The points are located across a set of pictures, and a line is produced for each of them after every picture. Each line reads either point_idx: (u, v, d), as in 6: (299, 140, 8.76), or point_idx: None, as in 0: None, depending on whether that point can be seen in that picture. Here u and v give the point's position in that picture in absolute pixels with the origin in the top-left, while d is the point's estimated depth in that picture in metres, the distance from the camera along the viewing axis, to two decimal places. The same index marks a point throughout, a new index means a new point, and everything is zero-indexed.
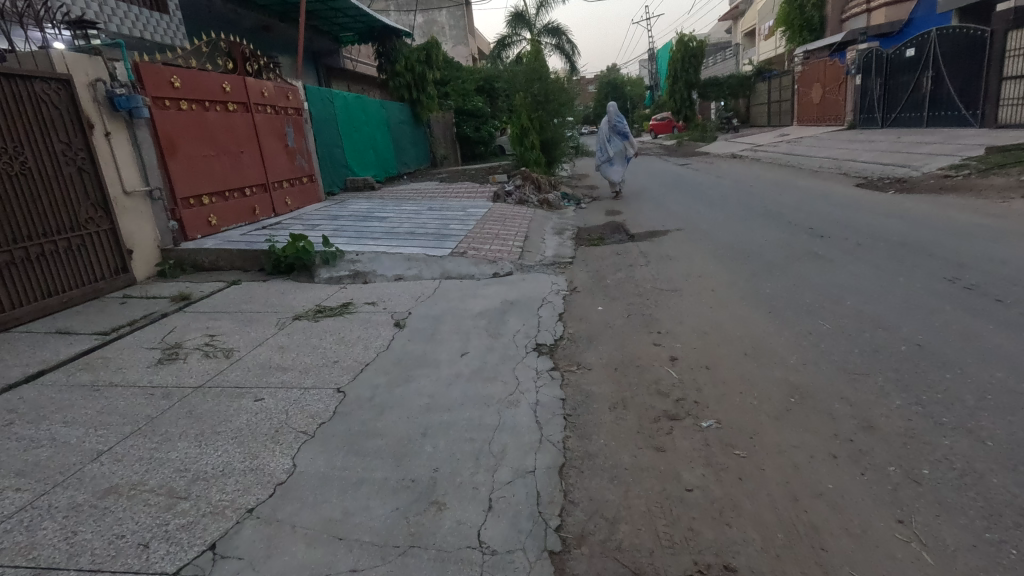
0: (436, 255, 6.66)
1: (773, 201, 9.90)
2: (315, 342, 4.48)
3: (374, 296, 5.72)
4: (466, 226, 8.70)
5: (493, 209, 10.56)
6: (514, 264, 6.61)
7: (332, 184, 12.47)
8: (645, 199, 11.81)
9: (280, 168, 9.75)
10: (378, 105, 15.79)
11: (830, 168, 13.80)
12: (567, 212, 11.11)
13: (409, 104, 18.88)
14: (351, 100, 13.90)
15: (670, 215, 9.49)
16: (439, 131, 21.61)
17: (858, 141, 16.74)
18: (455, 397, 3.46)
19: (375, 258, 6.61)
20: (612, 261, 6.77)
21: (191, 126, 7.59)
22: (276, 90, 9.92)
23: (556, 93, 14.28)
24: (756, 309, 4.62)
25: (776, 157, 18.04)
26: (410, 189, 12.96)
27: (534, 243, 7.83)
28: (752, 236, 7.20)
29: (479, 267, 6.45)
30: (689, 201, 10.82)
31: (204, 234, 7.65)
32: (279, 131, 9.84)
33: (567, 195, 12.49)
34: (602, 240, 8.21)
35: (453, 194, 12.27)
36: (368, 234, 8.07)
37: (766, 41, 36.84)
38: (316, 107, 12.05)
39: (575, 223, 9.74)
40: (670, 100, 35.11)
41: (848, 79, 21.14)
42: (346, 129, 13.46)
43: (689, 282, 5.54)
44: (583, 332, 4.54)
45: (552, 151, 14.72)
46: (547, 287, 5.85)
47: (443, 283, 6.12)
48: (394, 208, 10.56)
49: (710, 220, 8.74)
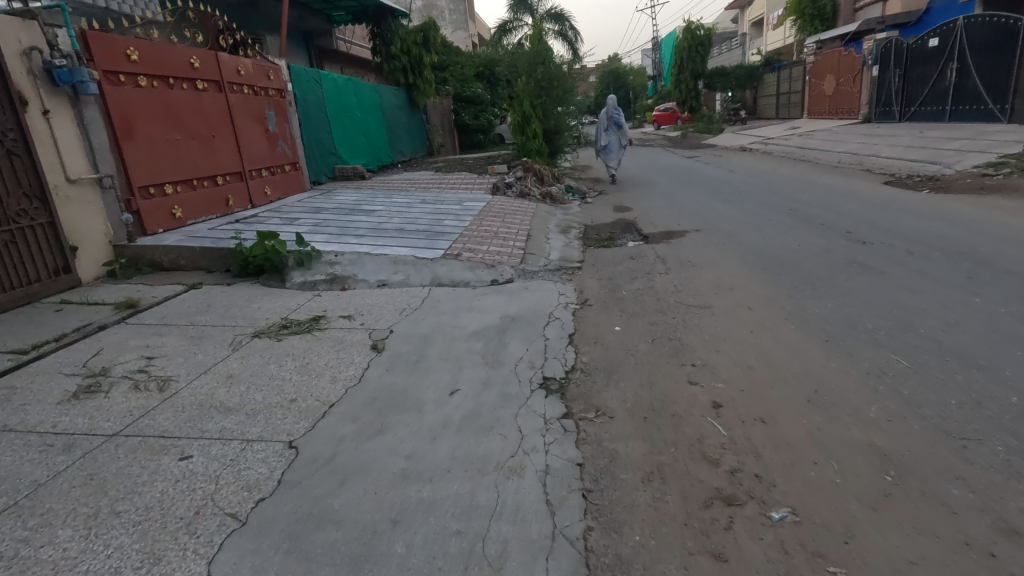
0: (427, 258, 5.84)
1: (798, 198, 9.09)
2: (272, 369, 3.67)
3: (352, 307, 4.90)
4: (462, 223, 7.86)
5: (492, 203, 9.73)
6: (515, 269, 5.79)
7: (319, 173, 11.60)
8: (656, 194, 10.99)
9: (259, 155, 8.88)
10: (371, 89, 14.86)
11: (851, 163, 12.98)
12: (572, 207, 10.27)
13: (405, 89, 17.94)
14: (341, 83, 12.99)
15: (685, 213, 8.68)
16: (436, 118, 20.68)
17: (877, 135, 15.91)
18: (440, 459, 2.67)
19: (356, 260, 5.79)
20: (627, 267, 5.97)
21: (151, 105, 6.70)
22: (255, 69, 9.01)
23: (560, 78, 13.40)
24: (808, 335, 3.83)
25: (790, 150, 17.18)
26: (402, 180, 12.09)
27: (538, 244, 7.01)
28: (782, 241, 6.40)
29: (475, 273, 5.63)
30: (704, 198, 9.99)
31: (166, 228, 6.79)
32: (258, 114, 8.94)
33: (571, 188, 11.65)
34: (613, 240, 7.41)
35: (449, 185, 11.41)
36: (352, 230, 7.23)
37: (775, 31, 35.73)
38: (301, 88, 11.13)
39: (581, 220, 8.92)
40: (675, 90, 34.11)
41: (865, 70, 20.22)
42: (335, 113, 12.55)
43: (720, 296, 4.75)
44: (599, 361, 3.74)
45: (555, 141, 13.87)
46: (554, 299, 5.03)
47: (432, 291, 5.30)
48: (384, 201, 9.69)
49: (731, 219, 7.94)
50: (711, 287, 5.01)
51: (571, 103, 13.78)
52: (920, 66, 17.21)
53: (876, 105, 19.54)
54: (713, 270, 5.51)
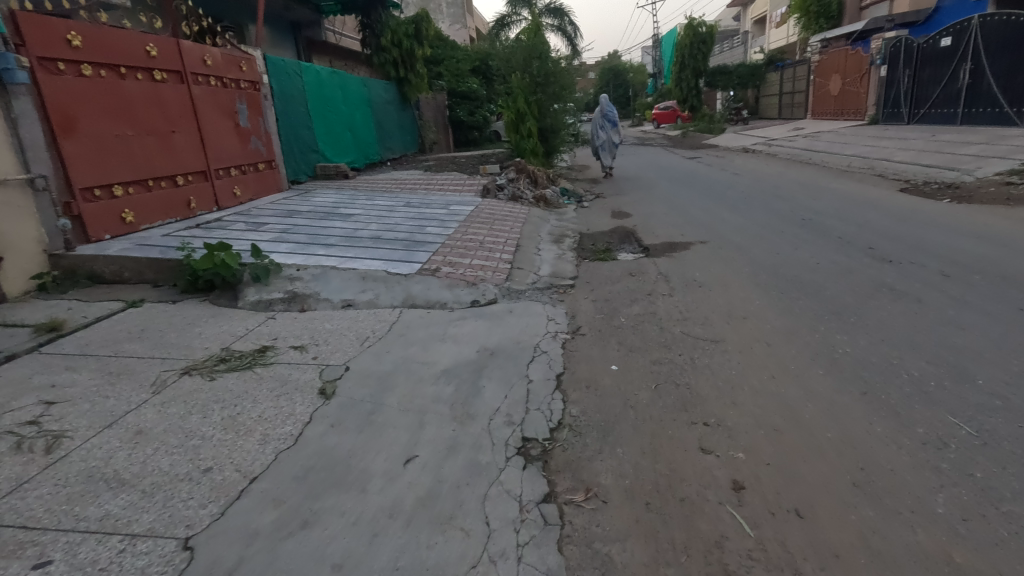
0: (400, 274, 5.19)
1: (809, 206, 8.47)
2: (193, 421, 3.01)
3: (308, 334, 4.23)
4: (446, 230, 7.20)
5: (481, 207, 9.08)
6: (500, 288, 5.14)
7: (298, 171, 10.91)
8: (656, 198, 10.35)
9: (228, 152, 8.21)
10: (358, 83, 14.14)
11: (861, 167, 12.36)
12: (567, 212, 9.61)
13: (396, 83, 17.22)
14: (325, 76, 12.27)
15: (687, 221, 8.04)
16: (429, 114, 19.98)
17: (886, 138, 15.29)
18: (379, 571, 2.03)
19: (320, 276, 5.13)
20: (625, 286, 5.33)
21: (98, 97, 6.01)
22: (224, 58, 8.30)
23: (557, 74, 12.75)
24: (842, 383, 3.21)
25: (795, 152, 16.55)
26: (388, 180, 11.41)
27: (527, 255, 6.35)
28: (797, 257, 5.77)
29: (453, 292, 4.98)
30: (708, 204, 9.35)
31: (114, 234, 6.12)
32: (227, 108, 8.25)
33: (567, 190, 10.99)
34: (610, 252, 6.77)
35: (437, 186, 10.74)
36: (323, 237, 6.56)
37: (778, 29, 35.05)
38: (279, 81, 10.41)
39: (576, 227, 8.27)
40: (676, 88, 33.43)
41: (872, 70, 19.58)
42: (318, 108, 11.85)
43: (733, 327, 4.12)
44: (591, 415, 3.10)
45: (551, 141, 13.20)
46: (542, 327, 4.38)
47: (403, 314, 4.64)
48: (366, 203, 9.03)
49: (739, 229, 7.31)
50: (721, 315, 4.38)
51: (568, 100, 13.11)
52: (931, 67, 16.59)
53: (884, 106, 18.91)
54: (721, 293, 4.89)
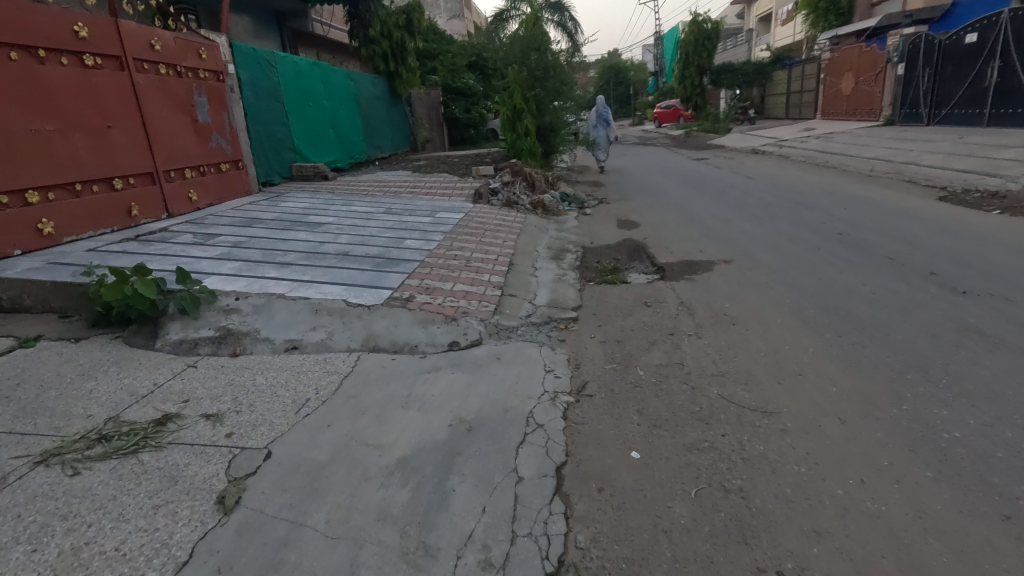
0: (362, 306, 4.21)
1: (842, 216, 7.49)
2: (15, 558, 2.02)
3: (232, 394, 3.23)
4: (428, 244, 6.22)
5: (471, 215, 8.11)
6: (486, 324, 4.14)
7: (271, 172, 9.86)
8: (665, 205, 9.40)
9: (184, 151, 7.22)
10: (342, 76, 13.12)
11: (885, 172, 11.40)
12: (568, 220, 8.64)
13: (386, 77, 16.19)
14: (304, 68, 11.25)
15: (705, 234, 7.06)
16: (421, 110, 18.98)
17: (908, 140, 14.33)
18: None
19: (263, 309, 4.14)
20: (639, 321, 4.35)
21: (8, 84, 5.02)
22: (179, 44, 7.29)
23: (557, 68, 11.78)
24: (966, 499, 2.24)
25: (809, 154, 15.56)
26: (372, 182, 10.40)
27: (522, 277, 5.37)
28: (846, 283, 4.80)
29: (427, 331, 3.99)
30: (724, 212, 8.37)
31: (27, 248, 5.11)
32: (181, 101, 7.24)
33: (567, 195, 9.99)
34: (618, 272, 5.81)
35: (424, 189, 9.76)
36: (281, 253, 5.56)
37: (784, 26, 34.03)
38: (249, 73, 9.39)
39: (578, 240, 7.28)
40: (680, 86, 32.36)
41: (889, 68, 18.59)
42: (296, 102, 10.84)
43: (788, 391, 3.15)
44: (607, 549, 2.13)
45: (550, 140, 12.20)
46: (537, 383, 3.38)
47: (361, 362, 3.65)
48: (341, 210, 8.05)
49: (767, 244, 6.34)
50: (769, 370, 3.40)
51: (569, 97, 12.13)
52: (954, 65, 15.64)
53: (901, 106, 17.96)
54: (761, 335, 3.91)
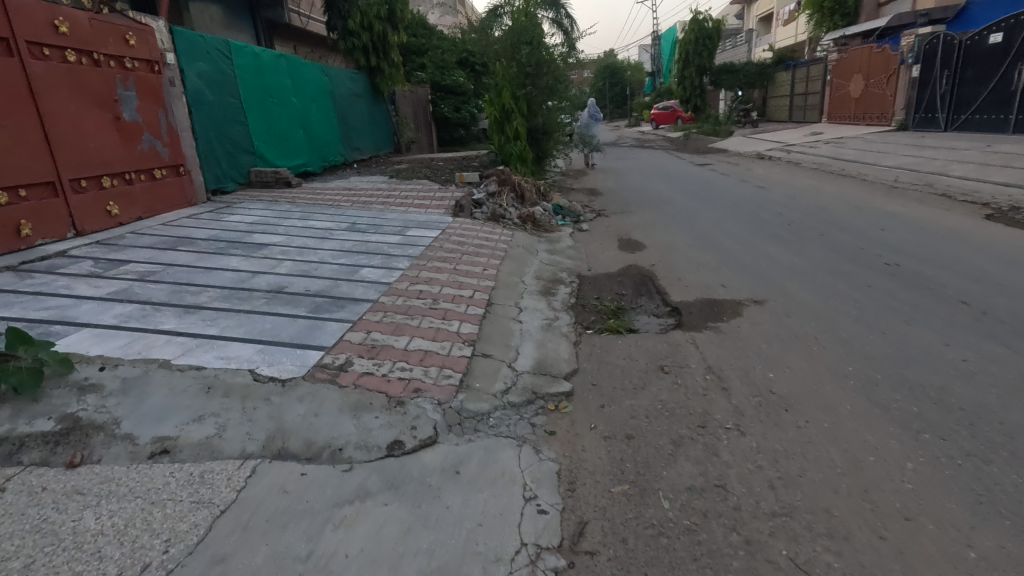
0: (275, 383, 3.05)
1: (881, 238, 6.41)
2: None
3: (31, 553, 2.06)
4: (389, 275, 5.05)
5: (449, 232, 6.97)
6: (446, 410, 2.98)
7: (223, 178, 8.61)
8: (672, 219, 8.31)
9: (102, 155, 6.02)
10: (314, 71, 11.91)
11: (912, 183, 10.33)
12: (562, 237, 7.54)
13: (367, 73, 15.00)
14: (268, 60, 10.02)
15: (722, 260, 5.94)
16: (406, 109, 17.82)
17: (929, 147, 13.32)
18: None
19: (135, 388, 2.96)
20: (655, 400, 3.23)
21: None
22: (96, 27, 6.08)
23: (551, 64, 10.61)
24: None
25: (822, 161, 14.52)
26: (340, 190, 9.22)
27: (501, 325, 4.21)
28: (921, 342, 3.71)
29: (359, 423, 2.83)
30: (742, 231, 7.25)
31: None
32: (99, 96, 6.03)
33: (560, 207, 8.87)
34: (621, 313, 4.69)
35: (398, 199, 8.61)
36: (198, 289, 4.39)
37: (786, 26, 33.02)
38: (197, 65, 8.17)
39: (573, 265, 6.14)
40: (679, 87, 31.28)
41: (903, 69, 17.57)
42: (258, 99, 9.63)
43: (901, 560, 2.02)
44: None
45: (542, 144, 11.04)
46: (510, 532, 2.25)
47: (256, 480, 2.50)
48: (296, 226, 6.89)
49: (801, 278, 5.23)
50: (857, 510, 2.27)
51: (563, 96, 11.01)
52: (977, 67, 14.76)
53: (915, 111, 17.01)
54: (830, 435, 2.79)
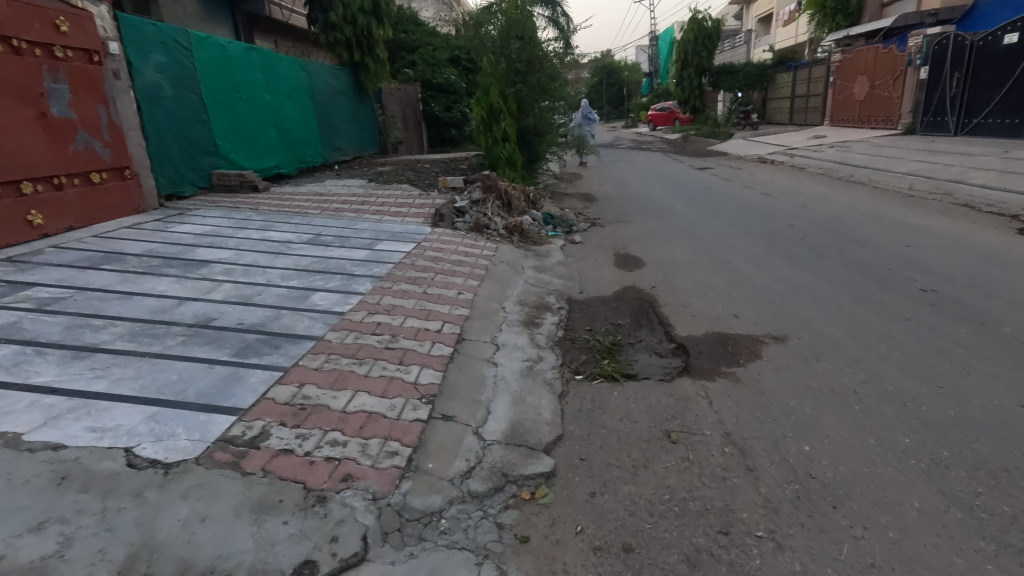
0: (156, 468, 2.28)
1: (910, 257, 5.69)
2: None
3: None
4: (344, 302, 4.29)
5: (425, 246, 6.22)
6: (382, 510, 2.22)
7: (180, 181, 7.83)
8: (673, 231, 7.58)
9: (23, 157, 5.25)
10: (290, 66, 11.13)
11: (929, 191, 9.62)
12: (551, 250, 6.81)
13: (350, 69, 14.23)
14: (236, 53, 9.23)
15: (732, 283, 5.21)
16: (394, 108, 17.08)
17: (942, 152, 12.65)
18: None
19: None
20: (661, 487, 2.48)
21: None
22: (16, 9, 5.29)
23: (543, 60, 9.86)
24: None
25: (828, 165, 13.84)
26: (311, 195, 8.45)
27: (471, 371, 3.45)
28: (989, 402, 2.98)
29: (259, 532, 2.06)
30: (751, 246, 6.53)
31: None
32: (20, 88, 5.25)
33: (551, 215, 8.12)
34: (617, 352, 3.95)
35: (373, 206, 7.85)
36: (104, 322, 3.61)
37: (786, 27, 32.34)
38: (149, 56, 7.39)
39: (563, 286, 5.39)
40: (677, 88, 30.58)
41: (910, 71, 16.91)
42: (223, 95, 8.85)
43: None
44: None
45: (534, 146, 10.27)
46: None
47: None
48: (252, 237, 6.12)
49: (826, 307, 4.50)
50: None
51: (558, 95, 10.23)
52: (992, 68, 14.15)
53: (924, 114, 16.36)
54: (898, 553, 2.05)
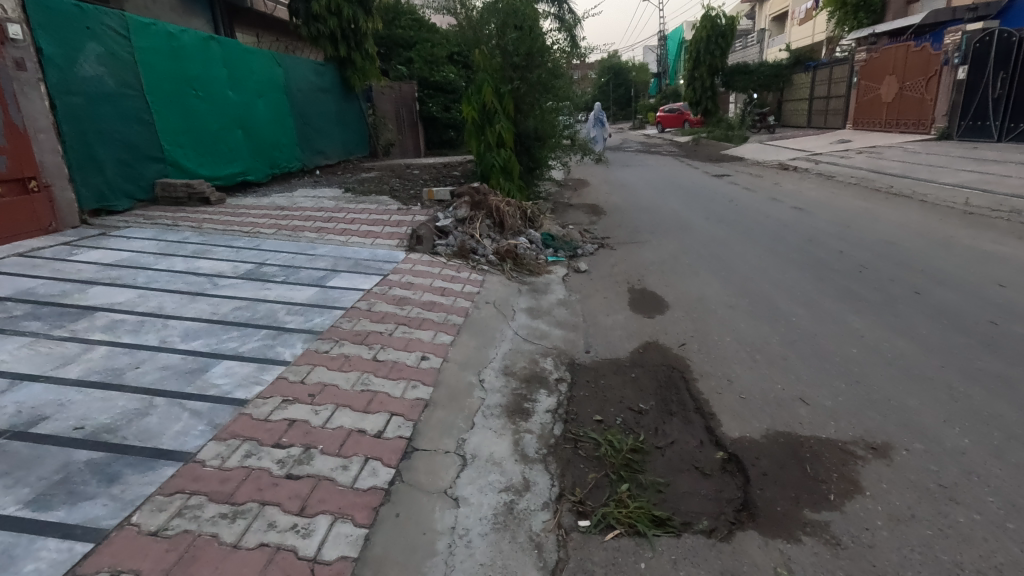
0: None
1: (1013, 305, 4.41)
2: None
3: None
4: (252, 383, 3.04)
5: (391, 279, 4.98)
6: None
7: (112, 193, 6.62)
8: (699, 257, 6.30)
9: None
10: (261, 59, 9.91)
11: (990, 207, 8.33)
12: (551, 282, 5.56)
13: (335, 65, 13.03)
14: (191, 44, 8.05)
15: (788, 342, 3.94)
16: (386, 108, 15.89)
17: (990, 160, 11.37)
18: None
19: None
20: None
21: None
22: None
23: (545, 53, 8.58)
24: None
25: (860, 173, 12.56)
26: (272, 210, 7.22)
27: (414, 523, 2.20)
28: None
29: None
30: (799, 282, 5.26)
31: None
32: None
33: (552, 235, 6.85)
34: (639, 470, 2.69)
35: (341, 225, 6.61)
36: None
37: (802, 25, 30.96)
38: (72, 44, 6.19)
39: (563, 342, 4.13)
40: (688, 88, 29.24)
41: (946, 70, 15.58)
42: (172, 91, 7.63)
43: None
44: None
45: (534, 151, 9.03)
46: None
47: None
48: (174, 267, 4.87)
49: (929, 387, 3.24)
50: None
51: (562, 94, 8.96)
52: None
53: (961, 118, 15.11)
54: None
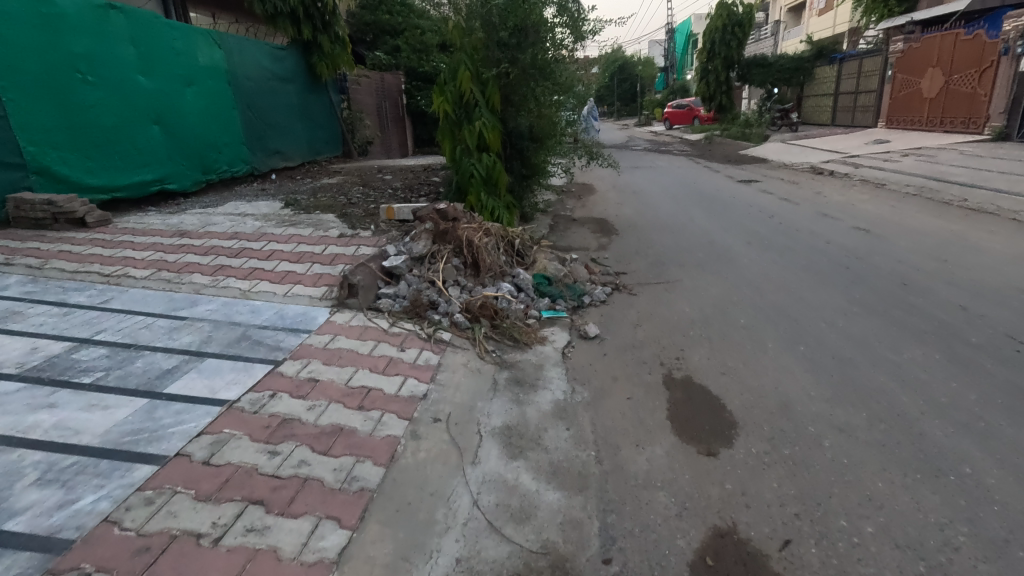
0: None
1: None
2: None
3: None
4: None
5: (284, 371, 3.10)
6: None
7: None
8: (759, 313, 4.38)
9: None
10: (191, 35, 7.93)
11: None
12: (543, 362, 3.66)
13: (298, 49, 11.12)
14: (78, 13, 6.12)
15: (994, 550, 2.07)
16: (365, 100, 13.96)
17: None
18: None
19: None
20: None
21: None
22: None
23: (544, 29, 6.55)
24: None
25: (917, 180, 10.65)
26: (170, 235, 5.33)
27: None
28: None
29: None
30: (935, 372, 3.36)
31: None
32: None
33: (546, 275, 4.93)
34: None
35: (251, 262, 4.70)
36: None
37: (823, 15, 28.91)
38: None
39: (560, 531, 2.23)
40: (700, 82, 27.24)
41: (1005, 61, 13.63)
42: (43, 74, 5.72)
43: None
44: None
45: (527, 155, 7.14)
46: None
47: None
48: None
49: None
50: None
51: (564, 82, 6.95)
52: None
53: None
54: None
